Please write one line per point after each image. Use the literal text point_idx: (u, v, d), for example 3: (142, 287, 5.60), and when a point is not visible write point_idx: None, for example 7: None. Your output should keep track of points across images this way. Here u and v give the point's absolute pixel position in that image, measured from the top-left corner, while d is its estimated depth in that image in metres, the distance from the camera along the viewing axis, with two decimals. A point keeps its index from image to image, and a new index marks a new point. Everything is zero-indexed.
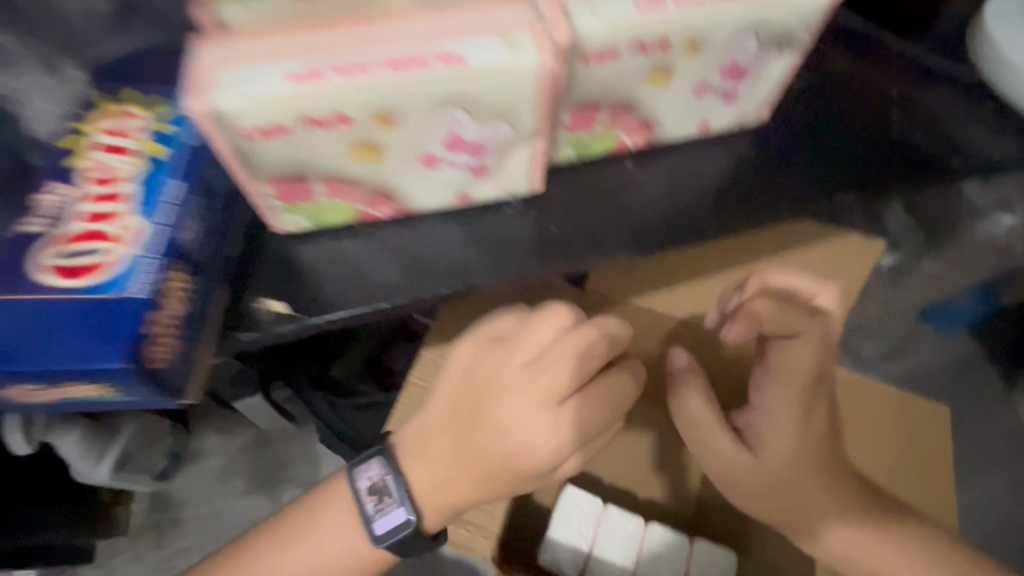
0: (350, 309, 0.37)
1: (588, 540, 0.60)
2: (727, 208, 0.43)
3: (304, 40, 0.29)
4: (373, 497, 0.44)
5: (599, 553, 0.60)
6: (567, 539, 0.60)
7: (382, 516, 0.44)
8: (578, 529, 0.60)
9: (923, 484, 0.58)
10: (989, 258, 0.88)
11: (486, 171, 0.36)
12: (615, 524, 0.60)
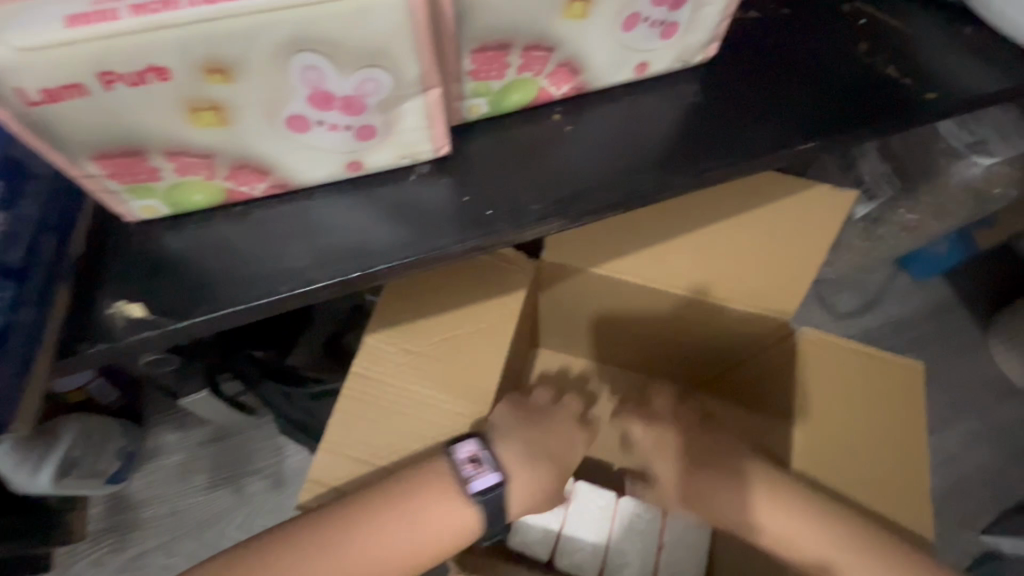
0: (225, 307, 0.31)
1: (559, 521, 0.65)
2: (683, 157, 0.36)
3: None
4: (475, 463, 0.50)
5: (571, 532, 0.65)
6: (539, 522, 0.65)
7: (482, 476, 0.50)
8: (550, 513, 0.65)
9: (912, 439, 0.54)
10: (965, 203, 0.85)
11: (374, 134, 0.30)
12: (586, 505, 0.66)
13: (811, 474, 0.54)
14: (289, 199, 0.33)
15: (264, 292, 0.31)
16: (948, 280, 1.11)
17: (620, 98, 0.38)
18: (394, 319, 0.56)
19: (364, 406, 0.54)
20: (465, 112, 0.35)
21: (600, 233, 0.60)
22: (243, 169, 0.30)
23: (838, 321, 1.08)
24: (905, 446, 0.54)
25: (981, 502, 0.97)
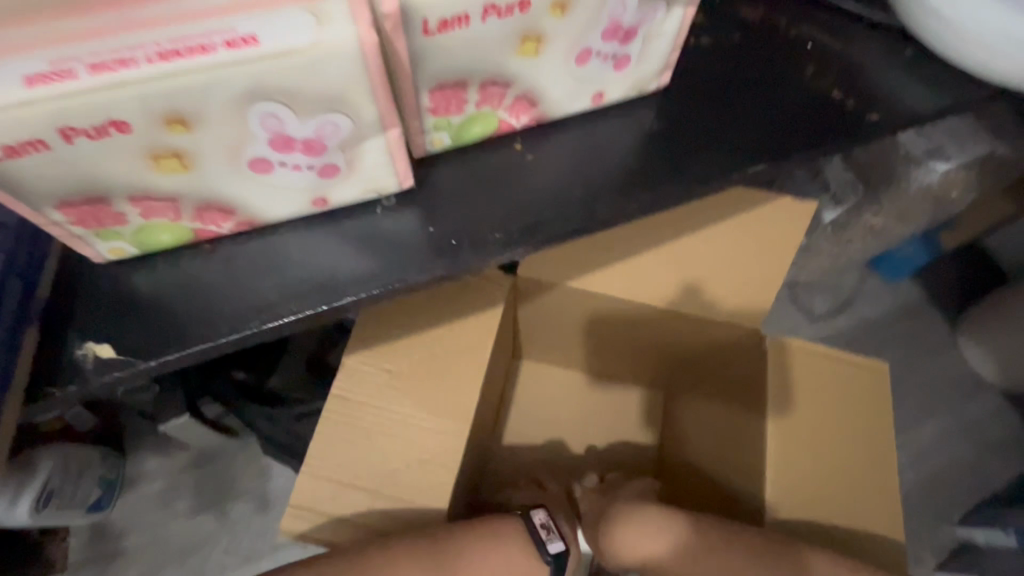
0: (194, 344, 0.31)
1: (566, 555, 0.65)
2: (641, 182, 0.38)
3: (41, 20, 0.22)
4: (548, 532, 0.53)
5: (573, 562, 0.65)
6: None
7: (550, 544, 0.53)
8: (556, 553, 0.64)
9: (878, 449, 0.56)
10: (927, 208, 0.88)
11: (337, 172, 0.31)
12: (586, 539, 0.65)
13: (786, 495, 0.54)
14: (257, 234, 0.34)
15: (234, 328, 0.32)
16: (917, 280, 1.15)
17: (579, 126, 0.39)
18: (372, 339, 0.56)
19: (343, 428, 0.54)
20: (428, 145, 0.36)
21: (573, 248, 0.61)
22: (208, 210, 0.31)
23: (813, 323, 1.10)
24: (873, 444, 0.56)
25: (957, 496, 1.00)
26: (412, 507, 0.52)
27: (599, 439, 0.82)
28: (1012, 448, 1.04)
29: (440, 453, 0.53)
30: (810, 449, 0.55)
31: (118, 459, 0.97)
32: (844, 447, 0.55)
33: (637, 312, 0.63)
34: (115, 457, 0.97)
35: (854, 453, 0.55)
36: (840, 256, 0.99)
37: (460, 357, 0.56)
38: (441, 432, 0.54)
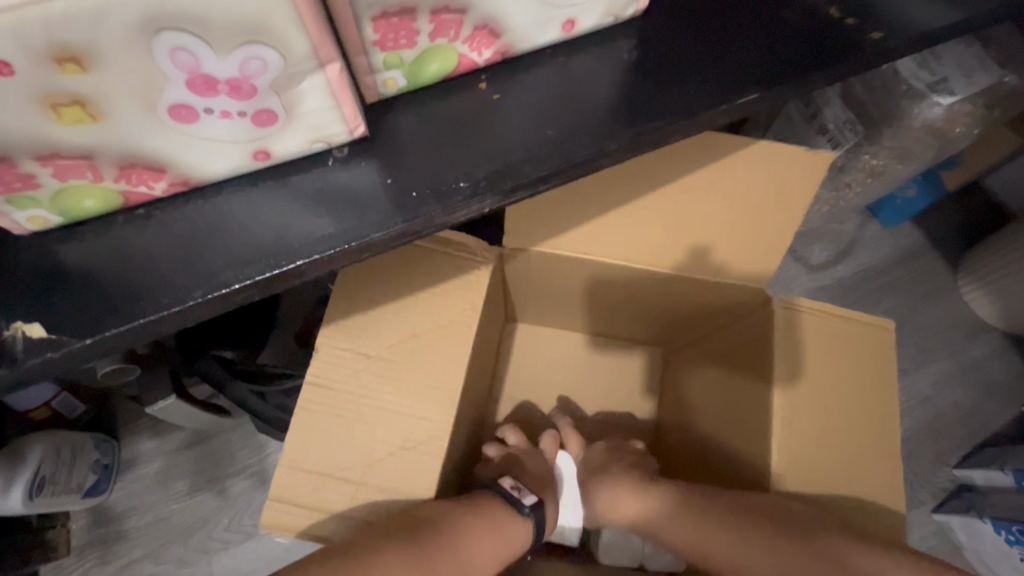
0: (130, 317, 0.28)
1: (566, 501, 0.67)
2: (619, 120, 0.34)
3: None
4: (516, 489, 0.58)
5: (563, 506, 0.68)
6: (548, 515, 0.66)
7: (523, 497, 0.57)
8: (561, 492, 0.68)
9: (878, 400, 0.54)
10: (929, 146, 0.84)
11: (274, 119, 0.28)
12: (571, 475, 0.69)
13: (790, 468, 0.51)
14: (198, 196, 0.31)
15: (175, 301, 0.29)
16: (918, 224, 1.12)
17: (549, 61, 0.36)
18: (350, 309, 0.54)
19: (327, 401, 0.52)
20: (381, 87, 0.33)
21: (555, 202, 0.57)
22: (133, 169, 0.28)
23: (811, 273, 1.08)
24: (877, 405, 0.54)
25: (955, 440, 0.99)
26: (397, 483, 0.51)
27: (595, 400, 0.80)
28: (1010, 389, 1.03)
29: (426, 424, 0.52)
30: (815, 413, 0.53)
31: (112, 444, 0.97)
32: (848, 407, 0.53)
33: (631, 274, 0.61)
34: (109, 442, 0.96)
35: (860, 415, 0.53)
36: (837, 201, 0.97)
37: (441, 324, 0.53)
38: (425, 401, 0.52)
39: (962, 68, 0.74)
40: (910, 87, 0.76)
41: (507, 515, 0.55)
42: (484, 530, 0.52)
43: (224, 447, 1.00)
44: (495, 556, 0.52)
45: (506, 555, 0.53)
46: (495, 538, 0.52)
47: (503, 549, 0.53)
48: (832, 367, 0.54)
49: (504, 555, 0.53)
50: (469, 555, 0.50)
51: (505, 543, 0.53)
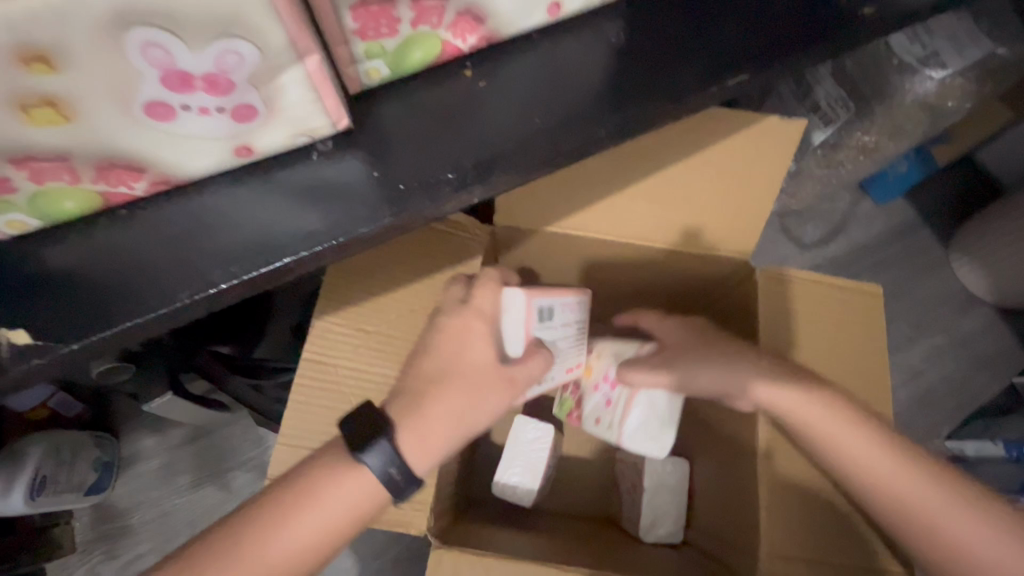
0: (119, 320, 0.28)
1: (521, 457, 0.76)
2: (610, 105, 0.34)
3: None
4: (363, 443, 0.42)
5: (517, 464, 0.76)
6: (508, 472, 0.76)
7: (372, 454, 0.42)
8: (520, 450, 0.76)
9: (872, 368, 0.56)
10: (922, 122, 0.84)
11: (255, 114, 0.27)
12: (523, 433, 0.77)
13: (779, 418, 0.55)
14: (180, 195, 0.30)
15: (162, 302, 0.29)
16: (910, 199, 1.12)
17: (535, 48, 0.35)
18: (341, 302, 0.55)
19: (325, 394, 0.54)
20: (363, 77, 0.32)
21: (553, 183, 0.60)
22: (112, 169, 0.27)
23: (804, 253, 1.08)
24: (860, 375, 0.56)
25: (946, 412, 1.01)
26: None
27: None
28: (1001, 362, 1.04)
29: None
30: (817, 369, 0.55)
31: (113, 441, 0.96)
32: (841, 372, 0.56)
33: (617, 250, 0.65)
34: (109, 440, 0.96)
35: (852, 381, 0.56)
36: (831, 178, 0.96)
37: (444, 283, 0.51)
38: None
39: (956, 42, 0.76)
40: (902, 60, 0.77)
41: (333, 476, 0.42)
42: (310, 501, 0.42)
43: (225, 441, 1.00)
44: (323, 530, 0.42)
45: (344, 528, 0.42)
46: (349, 495, 0.42)
47: (329, 521, 0.42)
48: (827, 336, 0.56)
49: (342, 527, 0.42)
50: (281, 546, 0.41)
51: (335, 510, 0.42)
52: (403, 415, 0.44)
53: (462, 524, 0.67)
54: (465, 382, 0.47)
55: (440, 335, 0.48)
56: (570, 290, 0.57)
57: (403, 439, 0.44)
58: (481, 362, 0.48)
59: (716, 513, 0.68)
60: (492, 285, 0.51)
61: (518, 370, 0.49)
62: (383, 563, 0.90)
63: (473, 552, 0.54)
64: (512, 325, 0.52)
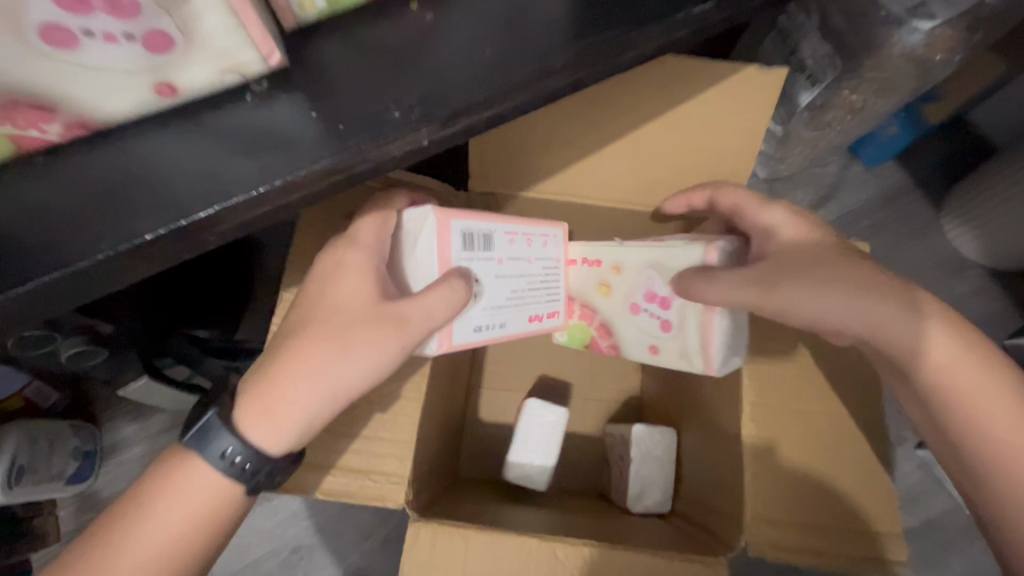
0: (35, 274, 0.27)
1: (545, 443, 0.75)
2: (570, 33, 0.32)
3: None
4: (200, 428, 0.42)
5: (539, 452, 0.75)
6: (530, 459, 0.75)
7: (205, 437, 0.42)
8: (541, 435, 0.75)
9: None
10: (910, 77, 0.81)
11: (169, 43, 0.25)
12: (539, 416, 0.75)
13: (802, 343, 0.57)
14: (104, 140, 0.29)
15: (81, 254, 0.27)
16: (901, 162, 1.10)
17: None
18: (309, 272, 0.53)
19: None
20: (297, 8, 0.30)
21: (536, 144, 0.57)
22: (16, 107, 0.25)
23: None
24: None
25: None
26: None
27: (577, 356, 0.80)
28: (994, 324, 1.03)
29: None
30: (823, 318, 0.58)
31: (93, 429, 0.95)
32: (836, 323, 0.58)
33: (592, 213, 0.65)
34: (89, 429, 0.95)
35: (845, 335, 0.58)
36: (819, 141, 0.95)
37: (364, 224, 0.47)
38: None
39: None
40: (889, 12, 0.74)
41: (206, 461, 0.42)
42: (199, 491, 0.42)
43: None
44: (206, 509, 0.42)
45: (216, 514, 0.43)
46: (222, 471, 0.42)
47: (209, 500, 0.42)
48: None
49: (221, 501, 0.42)
50: (164, 526, 0.42)
51: (197, 497, 0.42)
52: (260, 371, 0.43)
53: (445, 499, 0.66)
54: (332, 331, 0.43)
55: (314, 279, 0.46)
56: (509, 219, 0.55)
57: (245, 410, 0.42)
58: (354, 300, 0.44)
59: (702, 480, 0.67)
60: (379, 213, 0.47)
61: (408, 307, 0.44)
62: (374, 543, 0.90)
63: (453, 524, 0.53)
64: (422, 257, 0.49)
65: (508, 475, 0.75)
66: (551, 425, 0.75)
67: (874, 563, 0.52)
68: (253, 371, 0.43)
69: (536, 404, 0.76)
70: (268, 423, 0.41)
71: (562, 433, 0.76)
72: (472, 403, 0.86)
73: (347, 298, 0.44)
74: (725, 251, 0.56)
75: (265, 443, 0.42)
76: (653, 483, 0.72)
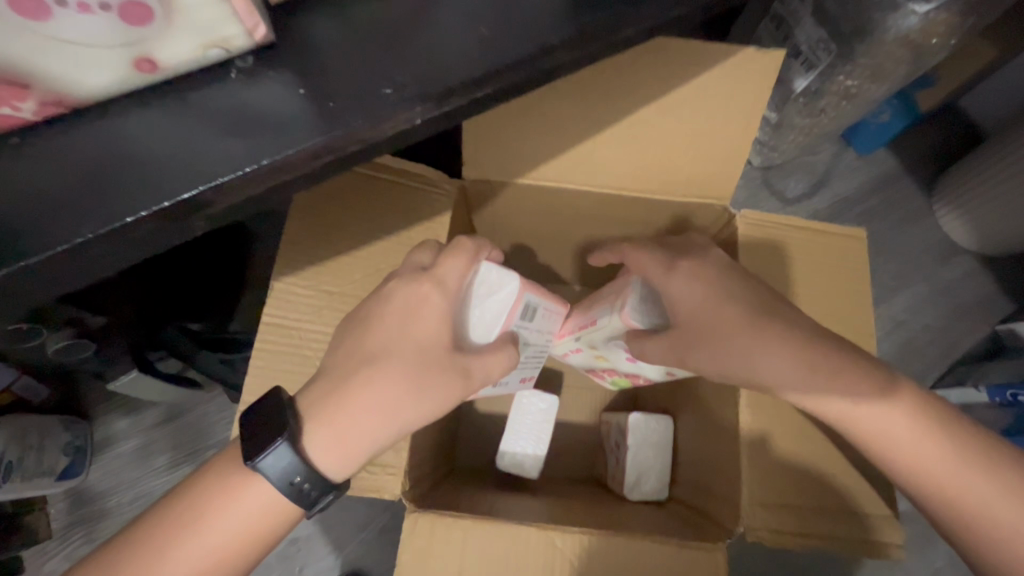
0: (9, 259, 0.25)
1: (539, 433, 0.75)
2: (562, 11, 0.31)
3: None
4: (262, 443, 0.39)
5: (536, 441, 0.75)
6: (528, 450, 0.74)
7: (270, 460, 0.39)
8: (534, 425, 0.75)
9: (856, 308, 0.58)
10: (903, 62, 0.80)
11: (147, 14, 0.24)
12: (530, 405, 0.75)
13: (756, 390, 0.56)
14: (83, 120, 0.27)
15: (61, 238, 0.26)
16: (894, 149, 1.10)
17: None
18: (300, 261, 0.53)
19: (281, 359, 0.51)
20: None
21: (530, 131, 0.56)
22: None
23: (788, 207, 1.06)
24: (818, 306, 0.58)
25: (931, 361, 1.01)
26: None
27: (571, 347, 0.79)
28: (984, 309, 1.04)
29: None
30: (821, 302, 0.58)
31: (85, 425, 0.94)
32: (835, 307, 0.58)
33: (584, 203, 0.64)
34: (80, 424, 0.94)
35: (842, 322, 0.58)
36: (812, 128, 0.95)
37: (424, 250, 0.48)
38: None
39: None
40: None
41: (216, 475, 0.42)
42: (205, 486, 0.42)
43: (203, 420, 0.98)
44: (228, 526, 0.41)
45: (240, 535, 0.41)
46: (252, 491, 0.41)
47: (234, 519, 0.41)
48: (822, 277, 0.59)
49: (247, 520, 0.41)
50: (185, 545, 0.41)
51: (226, 515, 0.41)
52: (330, 397, 0.42)
53: (440, 489, 0.66)
54: (407, 371, 0.42)
55: (389, 304, 0.44)
56: (554, 295, 0.54)
57: (317, 436, 0.41)
58: (429, 342, 0.43)
59: (698, 469, 0.67)
60: (464, 250, 0.46)
61: (475, 363, 0.44)
62: (370, 535, 0.89)
63: (449, 514, 0.53)
64: (482, 318, 0.46)
65: (501, 463, 0.75)
66: (543, 413, 0.75)
67: (864, 545, 0.53)
68: (320, 392, 0.42)
69: (526, 392, 0.75)
70: (331, 454, 0.41)
71: (553, 421, 0.76)
72: None
73: (424, 339, 0.43)
74: (637, 315, 0.52)
75: (325, 469, 0.41)
76: (649, 472, 0.72)
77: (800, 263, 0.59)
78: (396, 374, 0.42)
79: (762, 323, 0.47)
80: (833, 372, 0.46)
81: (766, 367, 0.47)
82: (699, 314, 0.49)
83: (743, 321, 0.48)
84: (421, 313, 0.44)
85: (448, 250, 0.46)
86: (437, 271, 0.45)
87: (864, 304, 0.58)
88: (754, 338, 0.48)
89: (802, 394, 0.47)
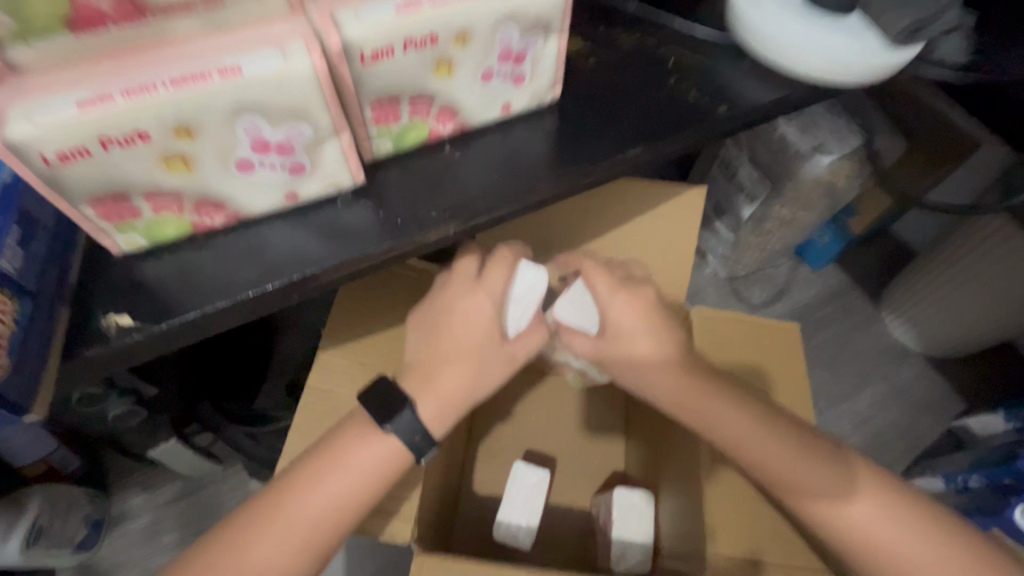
0: (199, 306, 0.41)
1: (532, 503, 0.82)
2: (545, 168, 0.49)
3: (99, 71, 0.33)
4: (386, 411, 0.52)
5: (529, 512, 0.82)
6: (519, 519, 0.82)
7: (396, 422, 0.52)
8: (528, 495, 0.83)
9: (795, 384, 0.71)
10: (822, 198, 1.01)
11: (303, 169, 0.41)
12: (524, 477, 0.84)
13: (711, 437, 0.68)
14: (243, 228, 0.44)
15: (229, 295, 0.41)
16: (841, 264, 1.29)
17: (493, 133, 0.50)
18: (341, 338, 0.66)
19: (320, 415, 0.63)
20: (374, 150, 0.46)
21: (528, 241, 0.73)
22: (204, 205, 0.41)
23: (754, 312, 1.22)
24: (756, 380, 0.71)
25: (896, 454, 1.10)
26: None
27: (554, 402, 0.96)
28: (939, 406, 1.15)
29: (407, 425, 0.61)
30: (764, 378, 0.71)
31: (105, 498, 1.01)
32: (776, 382, 0.71)
33: None
34: (101, 497, 1.00)
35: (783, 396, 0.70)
36: (765, 247, 1.14)
37: (469, 258, 0.60)
38: None
39: (836, 133, 0.94)
40: (797, 149, 0.95)
41: (277, 500, 0.50)
42: (258, 515, 0.49)
43: (217, 496, 1.04)
44: (287, 547, 0.49)
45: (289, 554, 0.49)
46: (305, 516, 0.49)
47: (289, 539, 0.49)
48: (765, 357, 0.73)
49: (297, 544, 0.49)
50: (254, 555, 0.48)
51: (273, 543, 0.48)
52: (423, 384, 0.54)
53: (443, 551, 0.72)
54: (474, 360, 0.55)
55: (455, 309, 0.56)
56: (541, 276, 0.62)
57: (424, 407, 0.53)
58: (486, 340, 0.55)
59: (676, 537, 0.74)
60: (504, 264, 0.58)
61: (518, 349, 0.57)
62: None
63: (452, 560, 0.60)
64: (520, 302, 0.58)
65: (497, 534, 0.82)
66: (537, 485, 0.84)
67: None
68: (411, 377, 0.54)
69: (521, 465, 0.84)
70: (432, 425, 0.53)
71: (544, 494, 0.84)
72: (466, 472, 0.93)
73: (483, 335, 0.55)
74: (562, 310, 0.65)
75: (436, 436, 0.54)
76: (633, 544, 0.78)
77: (745, 346, 0.73)
78: (471, 360, 0.54)
79: (716, 386, 0.59)
80: (769, 427, 0.57)
81: (733, 418, 0.58)
82: (668, 370, 0.60)
83: (706, 383, 0.59)
84: (481, 313, 0.56)
85: (492, 262, 0.58)
86: (485, 281, 0.57)
87: (799, 381, 0.71)
88: (721, 397, 0.59)
89: (748, 457, 0.57)
